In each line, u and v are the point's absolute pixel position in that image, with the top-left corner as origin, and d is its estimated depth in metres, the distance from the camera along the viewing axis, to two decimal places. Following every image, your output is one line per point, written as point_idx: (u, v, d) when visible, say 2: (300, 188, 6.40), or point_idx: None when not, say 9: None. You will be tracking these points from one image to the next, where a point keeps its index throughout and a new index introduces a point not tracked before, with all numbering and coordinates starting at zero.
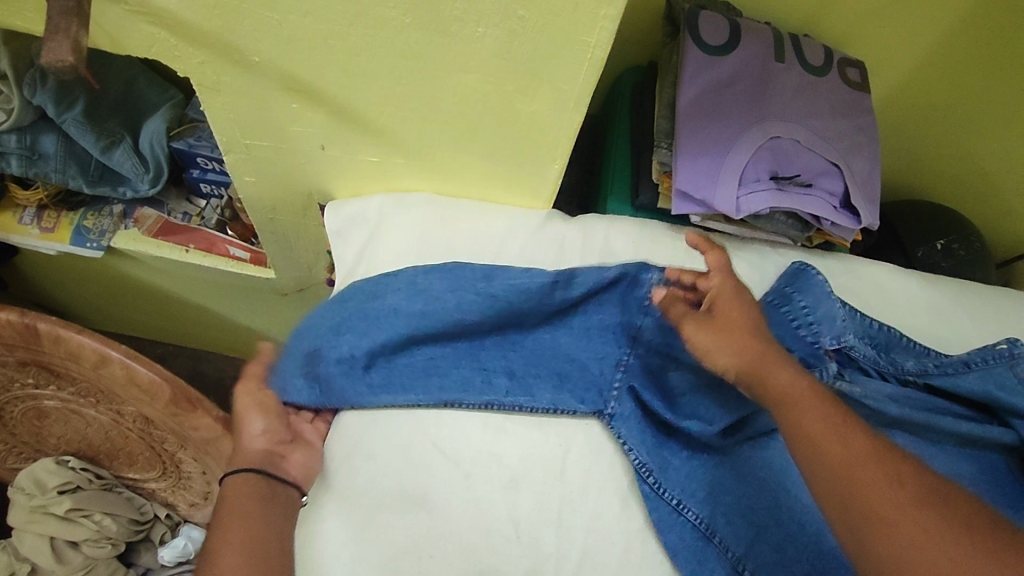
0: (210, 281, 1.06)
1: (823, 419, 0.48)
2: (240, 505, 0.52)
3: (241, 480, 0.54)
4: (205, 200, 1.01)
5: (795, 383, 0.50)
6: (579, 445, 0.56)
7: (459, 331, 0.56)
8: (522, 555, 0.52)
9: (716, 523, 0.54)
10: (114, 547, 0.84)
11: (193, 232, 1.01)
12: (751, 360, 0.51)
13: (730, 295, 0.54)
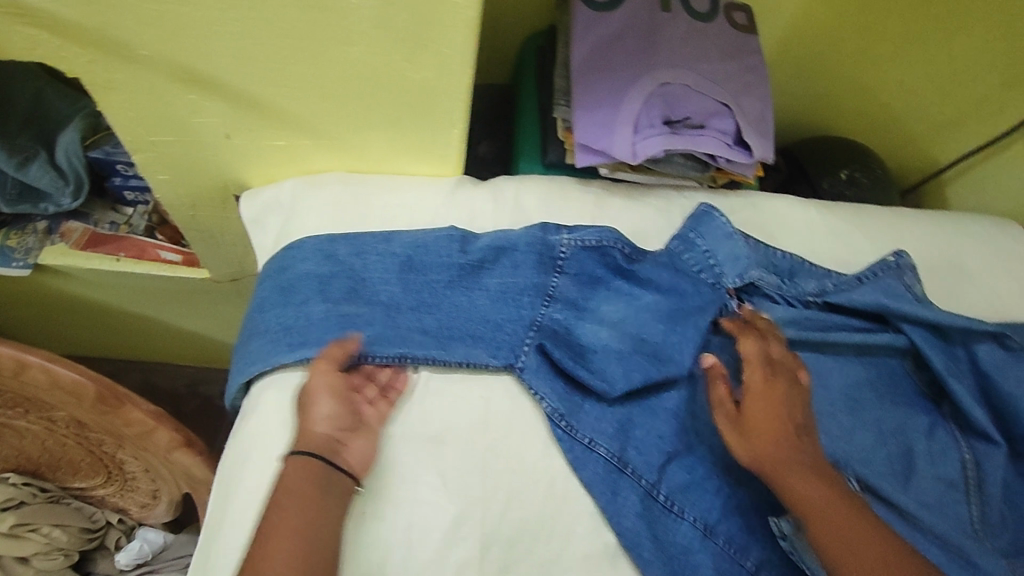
0: (146, 290, 1.06)
1: (842, 531, 0.52)
2: (298, 500, 0.50)
3: (298, 466, 0.52)
4: (132, 208, 1.02)
5: (820, 492, 0.53)
6: (498, 396, 0.59)
7: (386, 304, 0.61)
8: (450, 501, 0.55)
9: (628, 455, 0.58)
10: (67, 557, 0.84)
11: (122, 240, 1.00)
12: (772, 458, 0.54)
13: (762, 393, 0.57)
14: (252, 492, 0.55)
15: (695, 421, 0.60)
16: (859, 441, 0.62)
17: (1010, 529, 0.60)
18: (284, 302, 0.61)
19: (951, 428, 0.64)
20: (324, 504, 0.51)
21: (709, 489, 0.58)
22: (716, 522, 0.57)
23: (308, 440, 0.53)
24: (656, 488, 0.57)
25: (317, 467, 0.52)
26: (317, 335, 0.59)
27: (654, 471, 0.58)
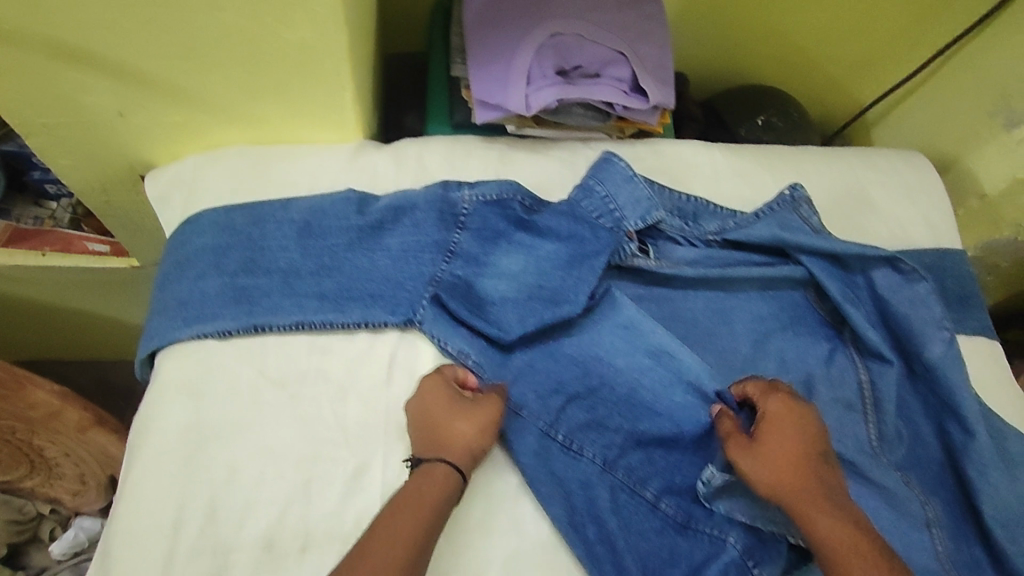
0: (70, 283, 1.04)
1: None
2: (422, 509, 0.50)
3: (440, 473, 0.51)
4: (56, 201, 1.00)
5: (837, 533, 0.51)
6: (399, 352, 0.59)
7: (285, 268, 0.61)
8: (349, 454, 0.54)
9: (524, 399, 0.59)
10: None
11: (50, 234, 0.98)
12: (796, 497, 0.53)
13: (782, 420, 0.55)
14: (148, 460, 0.53)
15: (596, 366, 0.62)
16: (755, 367, 0.65)
17: (907, 444, 0.63)
18: (182, 273, 0.60)
19: (848, 353, 0.66)
20: (434, 513, 0.50)
21: (608, 427, 0.60)
22: (615, 456, 0.59)
23: (450, 446, 0.53)
24: (554, 427, 0.59)
25: (439, 474, 0.51)
26: (212, 303, 0.58)
27: (550, 411, 0.59)
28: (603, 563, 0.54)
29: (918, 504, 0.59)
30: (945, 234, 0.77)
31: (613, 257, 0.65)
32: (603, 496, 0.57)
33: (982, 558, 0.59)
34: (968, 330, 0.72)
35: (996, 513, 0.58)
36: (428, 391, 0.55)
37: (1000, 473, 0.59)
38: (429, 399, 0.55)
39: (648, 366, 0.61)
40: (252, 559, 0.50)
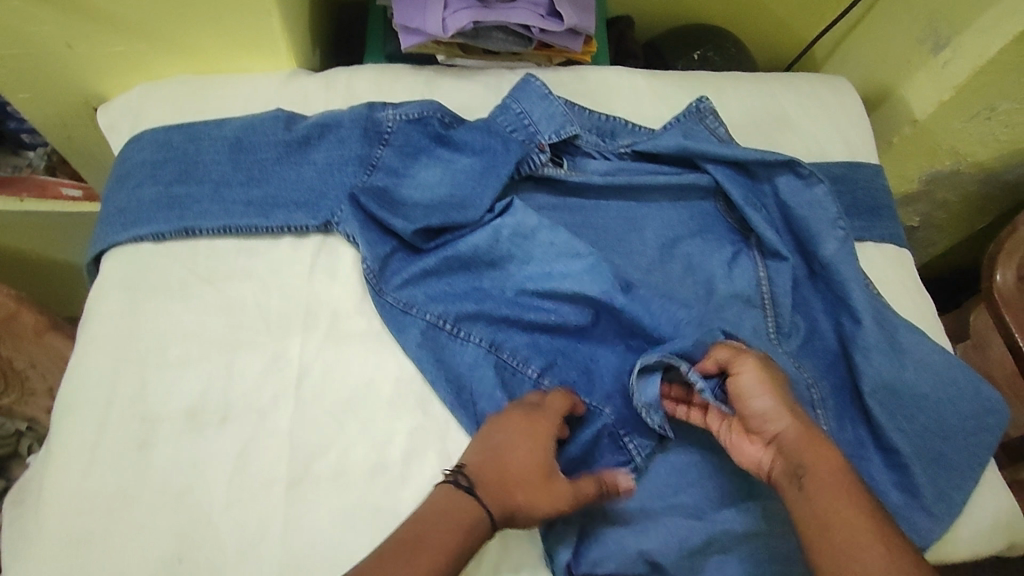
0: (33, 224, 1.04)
1: (853, 509, 0.50)
2: (452, 533, 0.50)
3: (472, 509, 0.52)
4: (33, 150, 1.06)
5: (833, 472, 0.52)
6: (321, 254, 0.64)
7: (216, 180, 0.65)
8: (269, 339, 0.60)
9: (427, 296, 0.63)
10: None
11: (24, 179, 1.02)
12: (792, 441, 0.53)
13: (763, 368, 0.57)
14: (88, 343, 0.59)
15: (482, 261, 0.66)
16: (660, 267, 0.69)
17: (801, 337, 0.66)
18: (121, 186, 0.65)
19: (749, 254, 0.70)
20: (458, 540, 0.50)
21: (489, 313, 0.63)
22: (501, 340, 0.63)
23: (518, 502, 0.53)
24: (435, 315, 0.62)
25: (474, 510, 0.52)
26: (147, 210, 0.63)
27: (433, 303, 0.63)
28: None
29: (804, 387, 0.62)
30: (862, 151, 0.79)
31: (524, 166, 0.69)
32: (487, 375, 0.61)
33: (864, 436, 0.63)
34: (877, 238, 0.74)
35: (877, 394, 0.62)
36: (532, 429, 0.56)
37: (882, 358, 0.63)
38: (510, 422, 0.56)
39: (534, 260, 0.65)
40: (176, 427, 0.55)
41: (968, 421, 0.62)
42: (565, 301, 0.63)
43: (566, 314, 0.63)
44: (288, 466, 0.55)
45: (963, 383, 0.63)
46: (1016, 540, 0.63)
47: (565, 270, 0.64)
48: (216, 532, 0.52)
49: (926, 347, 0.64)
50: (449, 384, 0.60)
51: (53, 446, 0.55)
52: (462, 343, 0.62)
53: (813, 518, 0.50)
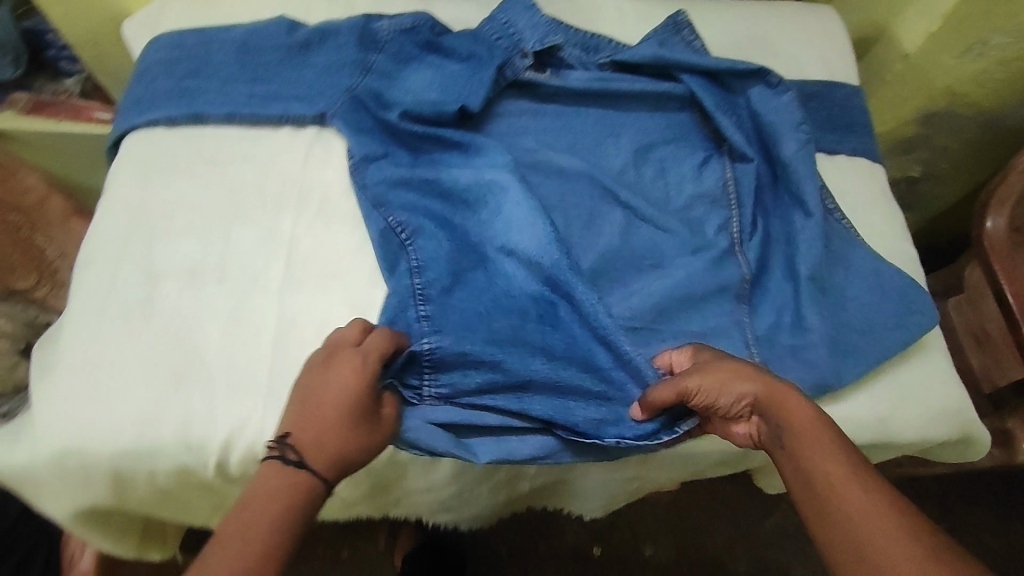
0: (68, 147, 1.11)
1: (837, 460, 0.50)
2: (282, 502, 0.48)
3: (309, 480, 0.50)
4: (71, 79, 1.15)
5: (809, 420, 0.53)
6: (315, 143, 0.70)
7: (223, 76, 0.72)
8: (265, 213, 0.66)
9: (406, 179, 0.68)
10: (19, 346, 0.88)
11: (60, 103, 1.10)
12: (767, 398, 0.55)
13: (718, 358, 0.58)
14: (108, 210, 0.66)
15: (462, 206, 0.69)
16: (631, 167, 0.73)
17: (753, 233, 0.70)
18: (141, 80, 0.73)
19: (705, 160, 0.74)
20: (297, 508, 0.49)
21: (457, 254, 0.65)
22: (460, 239, 0.67)
23: (342, 458, 0.52)
24: (405, 238, 0.65)
25: (303, 479, 0.49)
26: (162, 98, 0.70)
27: (406, 218, 0.66)
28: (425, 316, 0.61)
29: (738, 272, 0.67)
30: (840, 72, 0.82)
31: (508, 71, 0.73)
32: (441, 265, 0.64)
33: (788, 333, 0.65)
34: (847, 152, 0.77)
35: (807, 288, 0.66)
36: (331, 383, 0.53)
37: (810, 252, 0.67)
38: (315, 385, 0.53)
39: (504, 206, 0.68)
40: (178, 283, 0.62)
41: (892, 320, 0.65)
42: (524, 255, 0.65)
43: (527, 271, 0.65)
44: (276, 321, 0.61)
45: (909, 279, 0.66)
46: (967, 428, 0.66)
47: (522, 217, 0.66)
48: (210, 373, 0.59)
49: (867, 254, 0.68)
50: (421, 290, 0.62)
51: (71, 297, 0.62)
52: (422, 270, 0.64)
53: (797, 470, 0.51)
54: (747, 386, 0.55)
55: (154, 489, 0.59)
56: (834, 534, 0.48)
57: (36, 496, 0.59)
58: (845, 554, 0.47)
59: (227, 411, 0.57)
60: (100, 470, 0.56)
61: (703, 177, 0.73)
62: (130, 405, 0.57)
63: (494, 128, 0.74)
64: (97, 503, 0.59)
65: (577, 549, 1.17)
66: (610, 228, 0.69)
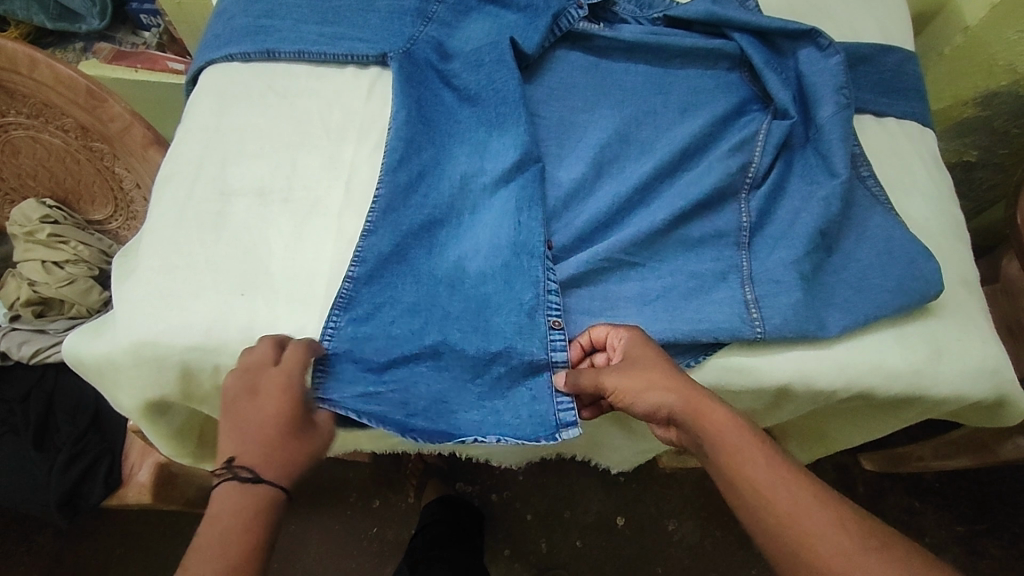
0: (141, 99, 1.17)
1: (764, 463, 0.53)
2: (236, 518, 0.50)
3: (263, 492, 0.51)
4: (149, 32, 1.22)
5: (732, 424, 0.55)
6: (374, 82, 0.74)
7: (295, 17, 0.76)
8: (325, 145, 0.70)
9: (453, 118, 0.72)
10: (92, 270, 0.96)
11: (139, 55, 1.17)
12: (690, 403, 0.55)
13: (639, 357, 0.58)
14: (185, 134, 0.72)
15: (436, 178, 0.69)
16: (669, 119, 0.74)
17: (765, 184, 0.69)
18: (222, 20, 0.78)
19: (729, 127, 0.73)
20: (258, 516, 0.50)
21: (409, 225, 0.65)
22: (428, 184, 0.68)
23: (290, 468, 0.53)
24: (372, 205, 0.65)
25: (260, 495, 0.50)
26: (238, 35, 0.76)
27: (380, 185, 0.66)
28: (386, 258, 0.63)
29: (735, 220, 0.67)
30: (894, 36, 0.82)
31: (562, 20, 0.76)
32: (414, 215, 0.66)
33: (781, 276, 0.63)
34: (898, 114, 0.77)
35: (814, 240, 0.64)
36: (262, 404, 0.53)
37: (820, 206, 0.66)
38: (239, 409, 0.53)
39: (485, 167, 0.69)
40: (246, 201, 0.67)
41: (890, 281, 0.63)
42: (483, 243, 0.65)
43: (478, 259, 0.64)
44: (334, 242, 0.65)
45: (917, 249, 0.65)
46: (1004, 391, 0.64)
47: (494, 208, 0.67)
48: (272, 281, 0.62)
49: (888, 218, 0.67)
50: (358, 252, 0.63)
51: (151, 209, 0.67)
52: (369, 234, 0.64)
53: (729, 473, 0.54)
54: (665, 398, 0.55)
55: (215, 388, 0.63)
56: (766, 530, 0.52)
57: (112, 389, 0.62)
58: (783, 549, 0.51)
59: (286, 316, 0.61)
60: (171, 364, 0.60)
61: (701, 146, 0.71)
62: (200, 305, 0.60)
63: (542, 79, 0.76)
64: (166, 398, 0.63)
65: (603, 516, 1.19)
66: (605, 196, 0.68)
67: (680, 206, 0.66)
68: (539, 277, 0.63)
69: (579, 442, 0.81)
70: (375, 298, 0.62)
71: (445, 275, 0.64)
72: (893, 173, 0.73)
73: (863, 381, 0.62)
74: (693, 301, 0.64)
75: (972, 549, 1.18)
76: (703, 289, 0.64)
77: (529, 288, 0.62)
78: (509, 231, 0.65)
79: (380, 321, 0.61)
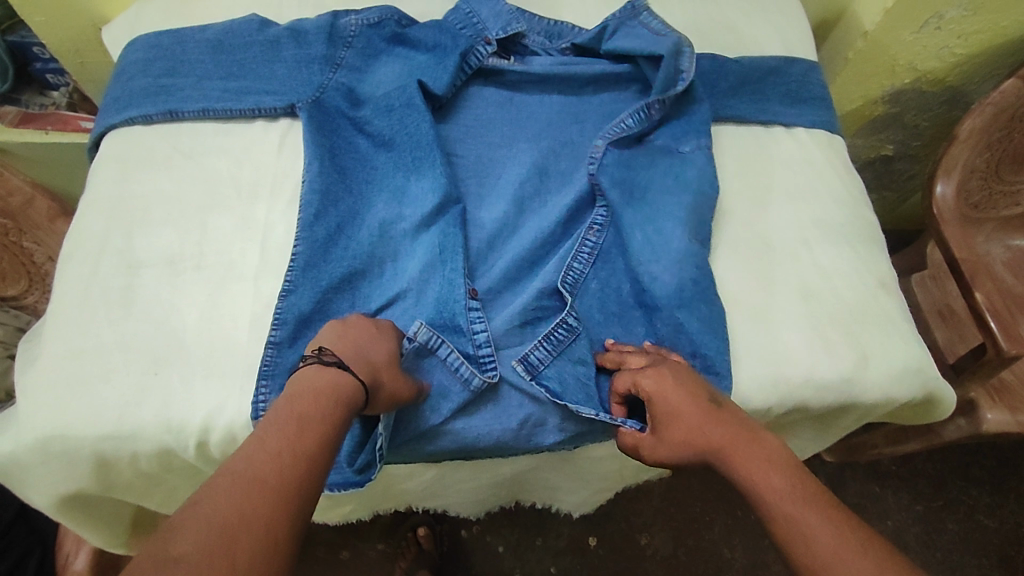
0: (54, 164, 1.03)
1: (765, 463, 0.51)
2: (318, 401, 0.48)
3: (348, 381, 0.50)
4: (57, 91, 1.11)
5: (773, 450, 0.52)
6: (287, 134, 0.72)
7: (200, 75, 0.74)
8: (239, 203, 0.68)
9: (372, 163, 0.71)
10: (6, 348, 0.87)
11: (49, 116, 1.04)
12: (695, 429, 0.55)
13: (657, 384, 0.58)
14: (88, 204, 0.69)
15: (355, 229, 0.67)
16: (585, 147, 0.75)
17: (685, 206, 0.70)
18: (119, 82, 0.75)
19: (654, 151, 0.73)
20: (338, 409, 0.48)
21: (330, 280, 0.63)
22: (345, 235, 0.66)
23: (378, 371, 0.54)
24: (290, 264, 0.63)
25: (341, 382, 0.50)
26: (139, 97, 0.73)
27: (297, 242, 0.64)
28: (311, 321, 0.61)
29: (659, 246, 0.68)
30: (797, 48, 0.84)
31: (472, 58, 0.75)
32: (337, 270, 0.64)
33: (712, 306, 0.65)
34: (807, 124, 0.79)
35: None
36: (364, 329, 0.57)
37: None
38: (354, 330, 0.56)
39: (405, 210, 0.68)
40: (157, 272, 0.64)
41: None
42: (411, 301, 0.64)
43: (407, 318, 0.63)
44: (252, 307, 0.62)
45: None
46: (931, 388, 0.66)
47: (416, 253, 0.66)
48: (188, 356, 0.60)
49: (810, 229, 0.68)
50: (276, 315, 0.61)
51: (55, 289, 0.64)
52: (288, 294, 0.62)
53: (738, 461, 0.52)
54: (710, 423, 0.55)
55: (138, 473, 0.60)
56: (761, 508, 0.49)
57: (22, 487, 0.59)
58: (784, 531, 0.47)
59: (204, 393, 0.58)
60: (82, 457, 0.57)
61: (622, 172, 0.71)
62: (110, 391, 0.57)
63: (457, 118, 0.75)
64: (83, 489, 0.59)
65: (575, 538, 1.17)
66: (530, 232, 0.68)
67: None
68: (464, 331, 0.62)
69: (534, 480, 0.82)
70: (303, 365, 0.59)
71: None
72: (808, 184, 0.75)
73: (796, 396, 0.63)
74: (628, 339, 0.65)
75: (930, 525, 1.20)
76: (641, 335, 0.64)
77: (463, 341, 0.62)
78: (435, 288, 0.64)
79: None
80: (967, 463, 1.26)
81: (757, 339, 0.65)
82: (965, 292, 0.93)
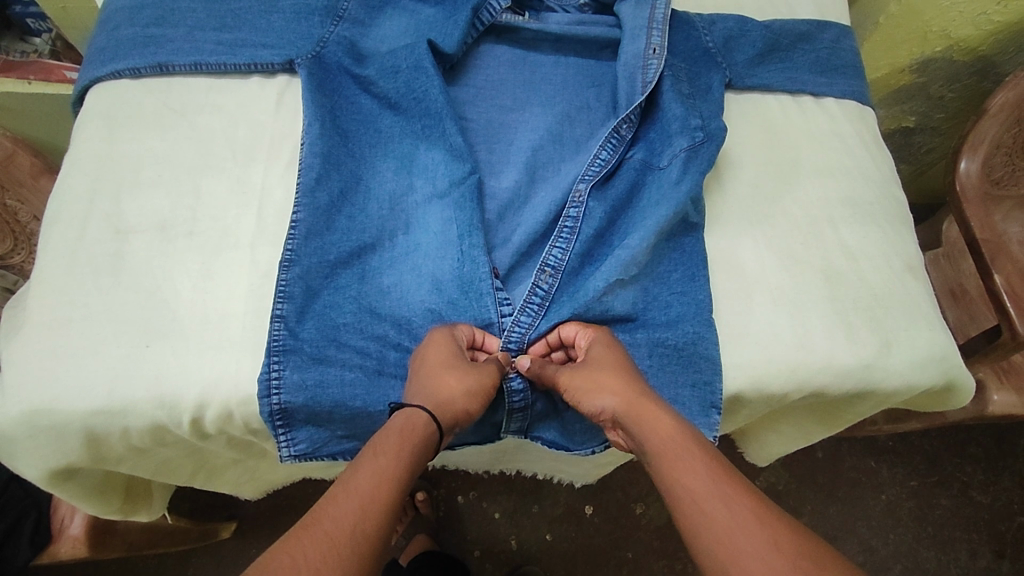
0: (36, 116, 0.98)
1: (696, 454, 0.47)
2: (398, 441, 0.48)
3: (420, 418, 0.50)
4: (39, 38, 1.04)
5: (676, 433, 0.49)
6: (285, 93, 0.68)
7: (190, 26, 0.69)
8: (233, 166, 0.64)
9: (380, 124, 0.67)
10: None
11: (29, 64, 0.96)
12: (632, 397, 0.52)
13: (602, 346, 0.56)
14: (71, 162, 0.64)
15: (362, 197, 0.64)
16: (601, 113, 0.71)
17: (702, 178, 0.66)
18: (103, 31, 0.69)
19: (649, 137, 0.67)
20: (415, 455, 0.48)
21: (337, 253, 0.60)
22: (350, 202, 0.63)
23: (445, 400, 0.52)
24: (290, 231, 0.59)
25: (416, 422, 0.50)
26: (125, 47, 0.67)
27: (297, 208, 0.60)
28: (318, 294, 0.58)
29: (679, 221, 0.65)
30: (830, 12, 0.79)
31: (484, 13, 0.70)
32: (346, 241, 0.61)
33: (678, 285, 0.62)
34: (836, 94, 0.74)
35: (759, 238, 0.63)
36: (434, 350, 0.54)
37: None
38: (429, 358, 0.54)
39: (416, 177, 0.65)
40: (147, 238, 0.60)
41: None
42: (424, 273, 0.61)
43: (421, 292, 0.60)
44: (250, 276, 0.59)
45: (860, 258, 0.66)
46: (953, 376, 0.64)
47: (427, 222, 0.63)
48: (183, 328, 0.57)
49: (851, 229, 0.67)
50: (281, 287, 0.57)
51: (39, 254, 0.60)
52: (290, 265, 0.58)
53: (653, 438, 0.49)
54: None
55: (131, 447, 0.58)
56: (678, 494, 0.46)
57: (10, 459, 0.56)
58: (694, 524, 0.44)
59: (199, 367, 0.55)
60: (72, 432, 0.54)
61: (613, 163, 0.66)
62: (99, 364, 0.54)
63: (468, 79, 0.71)
64: (74, 463, 0.57)
65: (571, 506, 1.16)
66: (543, 203, 0.65)
67: (619, 211, 0.64)
68: (488, 310, 0.60)
69: (537, 456, 0.80)
70: (314, 341, 0.56)
71: (384, 307, 0.60)
72: (834, 157, 0.71)
73: (815, 383, 0.61)
74: (639, 324, 0.61)
75: (923, 501, 1.20)
76: (648, 319, 0.61)
77: (481, 316, 0.59)
78: (451, 262, 0.60)
79: (323, 360, 0.56)
80: (965, 440, 1.25)
81: (773, 322, 0.62)
82: (983, 273, 0.87)
